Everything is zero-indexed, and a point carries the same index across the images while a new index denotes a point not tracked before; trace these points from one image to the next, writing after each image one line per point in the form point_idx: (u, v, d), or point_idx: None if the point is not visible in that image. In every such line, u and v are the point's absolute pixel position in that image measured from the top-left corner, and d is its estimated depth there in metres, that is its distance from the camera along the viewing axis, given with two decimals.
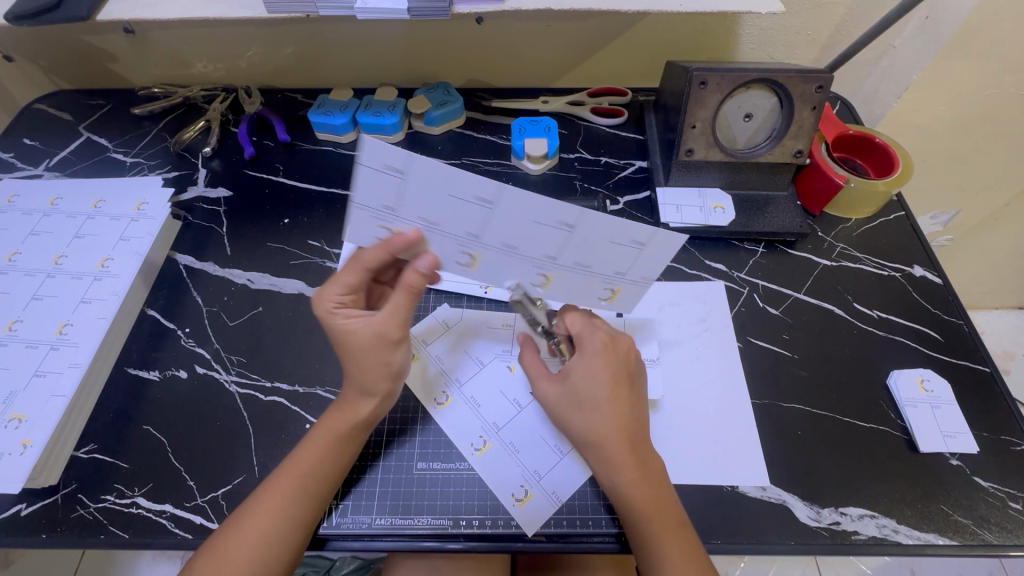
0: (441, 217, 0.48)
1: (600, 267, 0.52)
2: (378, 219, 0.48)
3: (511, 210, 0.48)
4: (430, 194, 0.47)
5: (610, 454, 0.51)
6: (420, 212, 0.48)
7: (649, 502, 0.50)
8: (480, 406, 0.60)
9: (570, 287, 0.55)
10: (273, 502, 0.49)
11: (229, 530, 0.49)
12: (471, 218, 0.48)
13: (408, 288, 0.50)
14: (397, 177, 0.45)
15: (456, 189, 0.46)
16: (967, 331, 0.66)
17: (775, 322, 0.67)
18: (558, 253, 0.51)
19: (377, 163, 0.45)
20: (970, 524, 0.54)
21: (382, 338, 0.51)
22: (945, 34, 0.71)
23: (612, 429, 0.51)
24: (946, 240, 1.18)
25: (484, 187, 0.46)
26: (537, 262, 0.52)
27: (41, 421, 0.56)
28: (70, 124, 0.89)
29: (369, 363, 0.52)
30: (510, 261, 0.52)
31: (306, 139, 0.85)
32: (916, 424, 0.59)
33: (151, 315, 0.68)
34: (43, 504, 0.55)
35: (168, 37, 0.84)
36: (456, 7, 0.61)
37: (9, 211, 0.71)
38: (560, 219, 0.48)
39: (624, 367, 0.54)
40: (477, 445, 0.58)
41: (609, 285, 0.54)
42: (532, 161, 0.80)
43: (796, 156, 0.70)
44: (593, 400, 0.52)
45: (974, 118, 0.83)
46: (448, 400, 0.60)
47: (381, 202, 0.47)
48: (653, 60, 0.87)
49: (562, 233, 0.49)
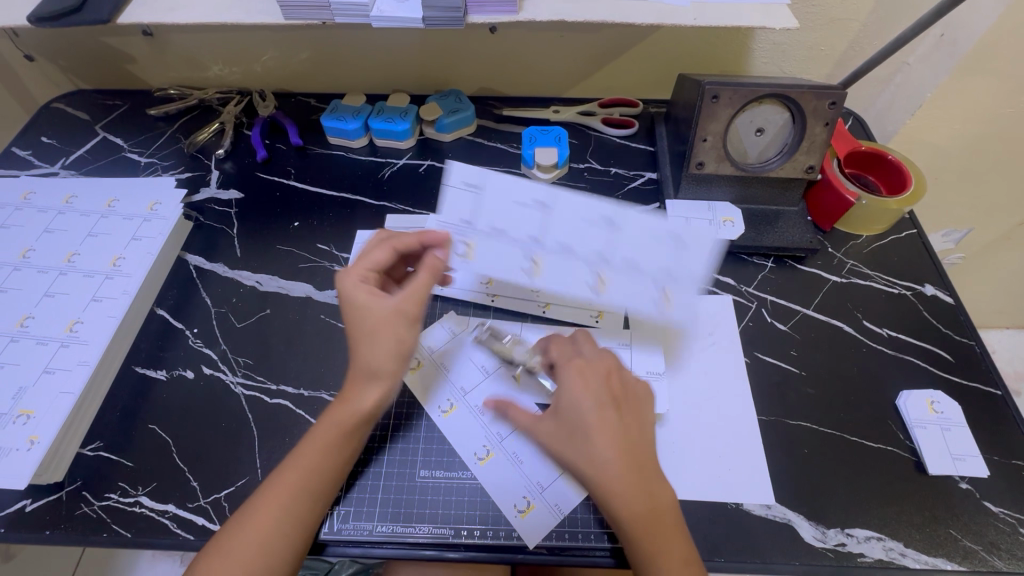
0: (575, 241, 0.62)
1: (700, 274, 0.60)
2: (522, 248, 0.62)
3: (636, 233, 0.61)
4: (569, 223, 0.62)
5: (613, 485, 0.50)
6: (559, 238, 0.62)
7: (657, 531, 0.49)
8: (484, 416, 0.60)
9: (687, 302, 0.61)
10: (265, 514, 0.49)
11: (224, 544, 0.48)
12: (599, 241, 0.62)
13: (427, 271, 0.56)
14: (540, 211, 0.62)
15: (589, 214, 0.62)
16: (978, 352, 0.65)
17: (784, 339, 0.67)
18: (674, 269, 0.60)
19: (529, 201, 0.62)
20: (979, 550, 0.53)
21: (395, 311, 0.54)
22: (961, 52, 0.71)
23: (614, 460, 0.50)
24: (957, 258, 1.17)
25: (610, 210, 0.61)
26: (655, 279, 0.61)
27: (49, 417, 0.56)
28: (87, 123, 0.90)
29: (384, 339, 0.52)
30: (634, 279, 0.61)
31: (319, 144, 0.86)
32: (926, 445, 0.58)
33: (160, 314, 0.69)
34: (48, 500, 0.56)
35: (186, 40, 0.85)
36: (470, 17, 0.62)
37: (24, 208, 0.72)
38: (603, 214, 0.62)
39: (609, 390, 0.54)
40: (481, 455, 0.58)
41: (698, 293, 0.62)
42: (541, 169, 0.80)
43: (807, 172, 0.69)
44: (583, 430, 0.51)
45: (988, 136, 0.82)
46: (452, 408, 0.60)
47: (527, 234, 0.62)
48: (664, 72, 0.87)
49: (674, 251, 0.61)
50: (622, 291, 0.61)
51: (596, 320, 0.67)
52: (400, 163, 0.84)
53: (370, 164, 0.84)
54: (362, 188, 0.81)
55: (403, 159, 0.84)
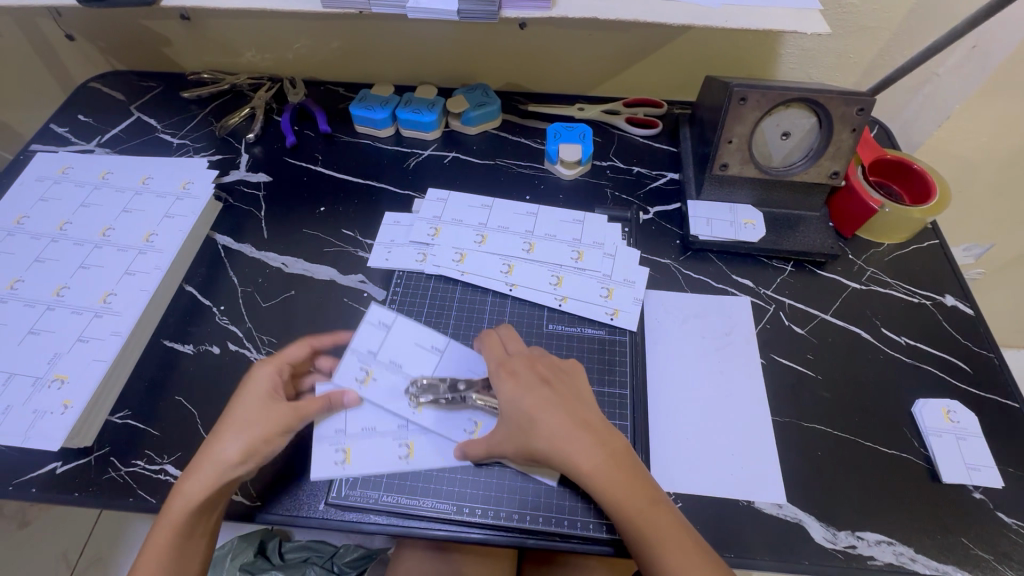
0: (538, 231, 0.73)
1: (628, 272, 0.70)
2: (474, 230, 0.73)
3: (598, 231, 0.74)
4: (523, 218, 0.75)
5: (591, 471, 0.50)
6: (502, 224, 0.74)
7: (636, 496, 0.50)
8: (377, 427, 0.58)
9: (627, 300, 0.68)
10: (171, 517, 0.51)
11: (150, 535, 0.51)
12: (564, 234, 0.73)
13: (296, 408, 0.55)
14: (484, 209, 0.76)
15: (562, 216, 0.75)
16: (997, 364, 0.65)
17: (800, 342, 0.67)
18: (613, 271, 0.70)
19: (477, 203, 0.76)
20: (990, 559, 0.53)
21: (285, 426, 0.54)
22: (993, 64, 0.71)
23: (575, 444, 0.51)
24: (977, 273, 1.16)
25: (579, 214, 0.75)
26: (599, 278, 0.69)
27: (82, 383, 0.58)
28: (122, 103, 0.92)
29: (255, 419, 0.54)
30: (584, 279, 0.69)
31: (346, 131, 0.88)
32: (940, 454, 0.58)
33: (188, 290, 0.70)
34: (77, 463, 0.58)
35: (222, 25, 0.87)
36: (504, 11, 0.63)
37: (63, 182, 0.75)
38: (575, 216, 0.75)
39: (535, 374, 0.55)
40: (404, 453, 0.57)
41: (610, 285, 0.69)
42: (565, 165, 0.81)
43: (832, 177, 0.69)
44: (522, 416, 0.53)
45: (1016, 151, 0.82)
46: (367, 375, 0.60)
47: (477, 221, 0.74)
48: (691, 74, 0.88)
49: (615, 254, 0.72)
50: (573, 288, 0.68)
51: (611, 317, 0.67)
52: (425, 154, 0.85)
53: (395, 154, 0.85)
54: (388, 177, 0.82)
55: (428, 150, 0.86)
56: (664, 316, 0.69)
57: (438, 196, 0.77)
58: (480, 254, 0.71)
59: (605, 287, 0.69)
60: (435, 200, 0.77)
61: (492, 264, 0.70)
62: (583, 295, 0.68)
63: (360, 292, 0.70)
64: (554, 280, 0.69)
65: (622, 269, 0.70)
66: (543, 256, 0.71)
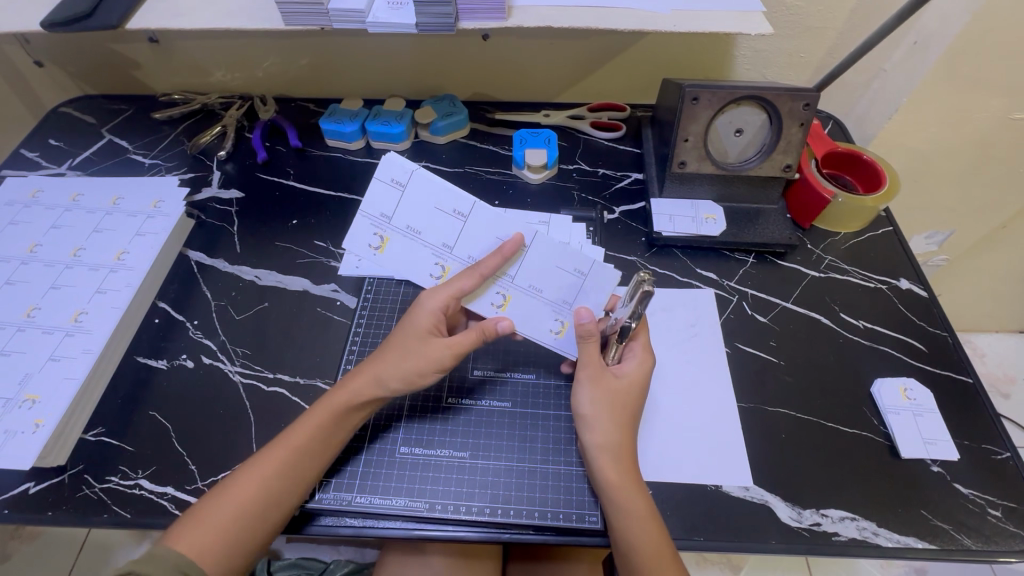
0: None
1: None
2: None
3: (563, 232, 0.76)
4: None
5: (620, 456, 0.53)
6: None
7: (648, 506, 0.52)
8: (539, 290, 0.60)
9: None
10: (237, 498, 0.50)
11: (208, 501, 0.51)
12: None
13: (478, 331, 0.56)
14: None
15: (527, 218, 0.77)
16: (950, 343, 0.68)
17: (763, 330, 0.69)
18: None
19: None
20: (949, 529, 0.55)
21: (432, 361, 0.56)
22: (933, 58, 0.74)
23: (618, 436, 0.54)
24: (941, 260, 1.19)
25: (543, 216, 0.78)
26: None
27: (54, 402, 0.58)
28: (93, 126, 0.93)
29: (408, 359, 0.56)
30: None
31: (317, 145, 0.89)
32: (898, 430, 0.60)
33: (162, 306, 0.71)
34: (50, 483, 0.58)
35: (191, 47, 0.88)
36: (461, 23, 0.65)
37: (33, 205, 0.75)
38: (539, 219, 0.77)
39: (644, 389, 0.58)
40: (498, 302, 0.60)
41: None
42: (532, 170, 0.83)
43: (785, 170, 0.72)
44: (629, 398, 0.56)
45: (962, 140, 0.86)
46: (506, 300, 0.60)
47: None
48: (650, 78, 0.91)
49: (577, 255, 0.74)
50: None
51: (555, 335, 0.61)
52: None
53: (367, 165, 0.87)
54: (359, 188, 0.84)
55: None
56: None
57: (399, 171, 0.60)
58: (403, 258, 0.63)
59: (559, 320, 0.61)
60: (389, 180, 0.60)
61: (421, 264, 0.63)
62: (530, 322, 0.61)
63: (334, 301, 0.72)
64: (499, 301, 0.60)
65: (588, 302, 0.61)
66: (546, 290, 0.60)
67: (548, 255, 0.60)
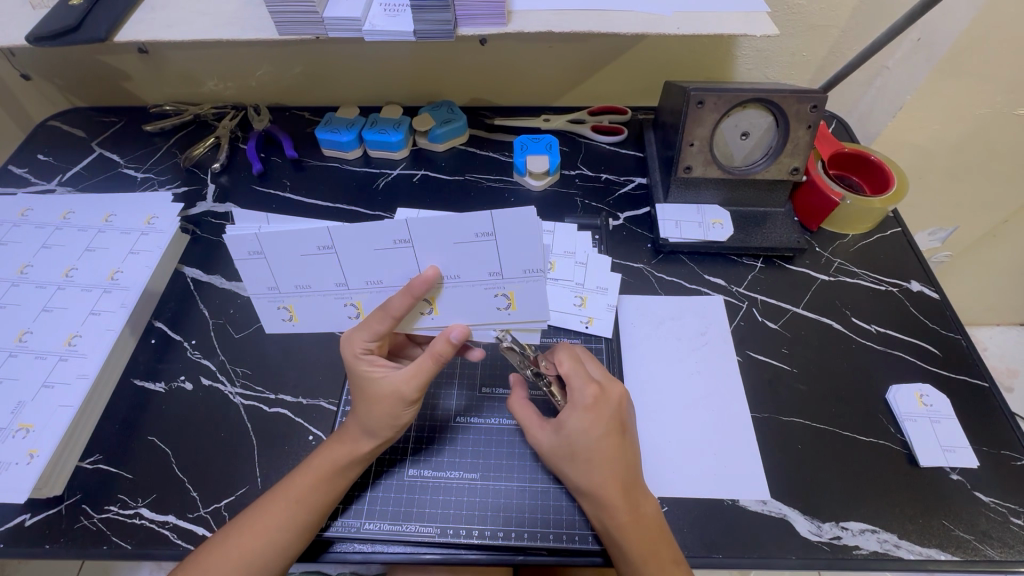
0: None
1: (595, 279, 0.70)
2: None
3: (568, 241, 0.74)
4: None
5: (593, 498, 0.51)
6: None
7: (653, 534, 0.50)
8: (461, 275, 0.48)
9: (601, 309, 0.68)
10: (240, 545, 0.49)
11: (210, 549, 0.49)
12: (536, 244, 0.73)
13: (433, 355, 0.50)
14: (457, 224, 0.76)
15: None
16: (964, 346, 0.67)
17: (775, 337, 0.68)
18: (585, 279, 0.70)
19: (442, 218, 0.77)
20: (971, 539, 0.54)
21: (399, 395, 0.51)
22: (938, 56, 0.73)
23: (581, 479, 0.52)
24: (944, 256, 1.19)
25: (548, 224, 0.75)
26: (573, 287, 0.70)
27: (48, 431, 0.56)
28: (83, 140, 0.91)
29: (377, 411, 0.51)
30: (557, 288, 0.70)
31: (313, 155, 0.87)
32: (915, 438, 0.59)
33: (158, 326, 0.69)
34: (48, 514, 0.56)
35: (181, 57, 0.86)
36: (460, 30, 0.63)
37: (22, 225, 0.73)
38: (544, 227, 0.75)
39: (614, 417, 0.52)
40: (427, 309, 0.51)
41: (579, 294, 0.69)
42: (534, 177, 0.81)
43: (792, 174, 0.71)
44: (584, 451, 0.51)
45: (968, 138, 0.84)
46: (433, 304, 0.51)
47: None
48: (651, 80, 0.90)
49: (583, 264, 0.72)
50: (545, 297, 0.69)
51: (507, 310, 0.50)
52: (395, 173, 0.85)
53: (365, 175, 0.85)
54: (359, 199, 0.82)
55: (397, 169, 0.86)
56: (640, 320, 0.69)
57: (248, 244, 0.48)
58: (319, 316, 0.54)
59: (500, 296, 0.50)
60: (247, 254, 0.49)
61: (335, 314, 0.54)
62: (473, 311, 0.51)
63: None
64: (429, 307, 0.51)
65: (522, 263, 0.47)
66: (469, 274, 0.48)
67: (439, 235, 0.46)
